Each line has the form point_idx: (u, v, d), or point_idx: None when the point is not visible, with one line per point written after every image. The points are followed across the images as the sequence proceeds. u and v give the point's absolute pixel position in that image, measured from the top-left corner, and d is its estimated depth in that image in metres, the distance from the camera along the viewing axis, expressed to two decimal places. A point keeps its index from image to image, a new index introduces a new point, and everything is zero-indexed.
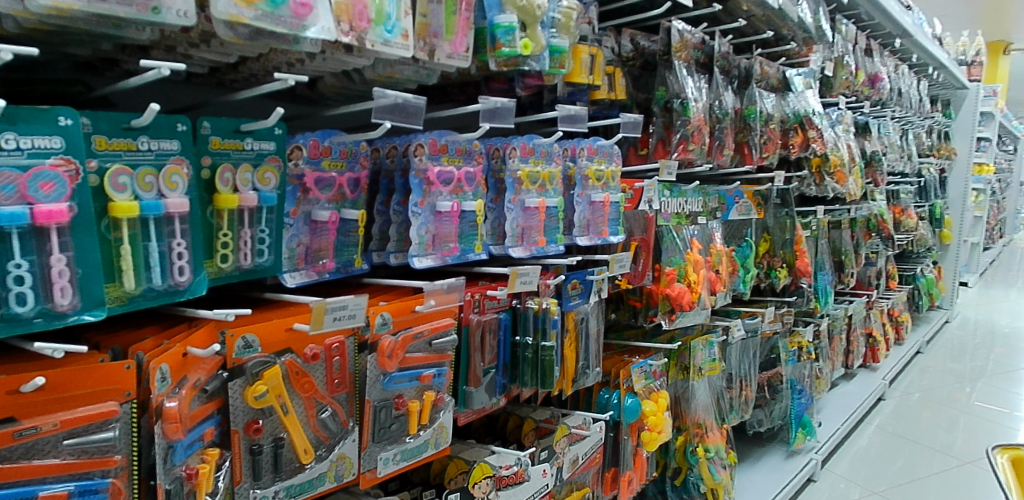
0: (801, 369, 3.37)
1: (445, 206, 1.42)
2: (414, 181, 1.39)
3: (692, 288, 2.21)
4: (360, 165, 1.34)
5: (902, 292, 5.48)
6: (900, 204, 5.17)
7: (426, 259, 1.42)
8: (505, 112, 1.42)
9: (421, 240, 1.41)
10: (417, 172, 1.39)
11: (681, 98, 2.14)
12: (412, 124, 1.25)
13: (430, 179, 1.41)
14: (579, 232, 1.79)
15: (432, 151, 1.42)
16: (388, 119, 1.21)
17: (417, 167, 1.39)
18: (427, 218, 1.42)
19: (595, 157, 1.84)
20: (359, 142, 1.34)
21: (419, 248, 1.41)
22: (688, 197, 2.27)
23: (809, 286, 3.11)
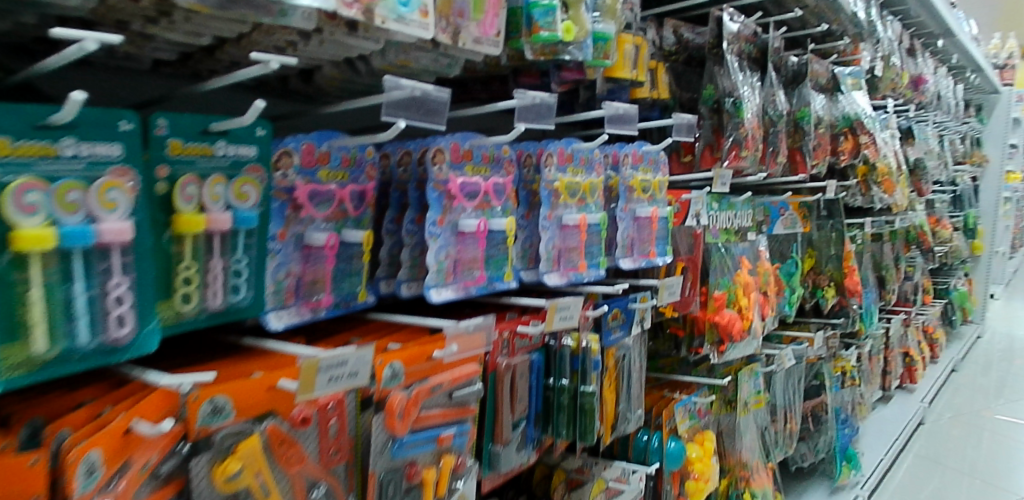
0: (845, 395, 3.09)
1: (470, 225, 1.16)
2: (433, 195, 1.13)
3: (743, 314, 1.94)
4: (366, 176, 1.09)
5: (937, 306, 5.19)
6: (937, 215, 4.89)
7: (447, 290, 1.16)
8: (544, 110, 1.16)
9: (441, 266, 1.15)
10: (436, 183, 1.14)
11: (734, 98, 1.87)
12: (432, 123, 0.98)
13: (452, 191, 1.15)
14: (623, 253, 1.52)
15: (454, 159, 1.16)
16: (404, 116, 0.94)
17: (436, 177, 1.14)
18: (449, 239, 1.16)
19: (640, 165, 1.57)
20: (365, 148, 1.09)
21: (438, 277, 1.15)
22: (738, 210, 2.00)
23: (858, 307, 2.83)
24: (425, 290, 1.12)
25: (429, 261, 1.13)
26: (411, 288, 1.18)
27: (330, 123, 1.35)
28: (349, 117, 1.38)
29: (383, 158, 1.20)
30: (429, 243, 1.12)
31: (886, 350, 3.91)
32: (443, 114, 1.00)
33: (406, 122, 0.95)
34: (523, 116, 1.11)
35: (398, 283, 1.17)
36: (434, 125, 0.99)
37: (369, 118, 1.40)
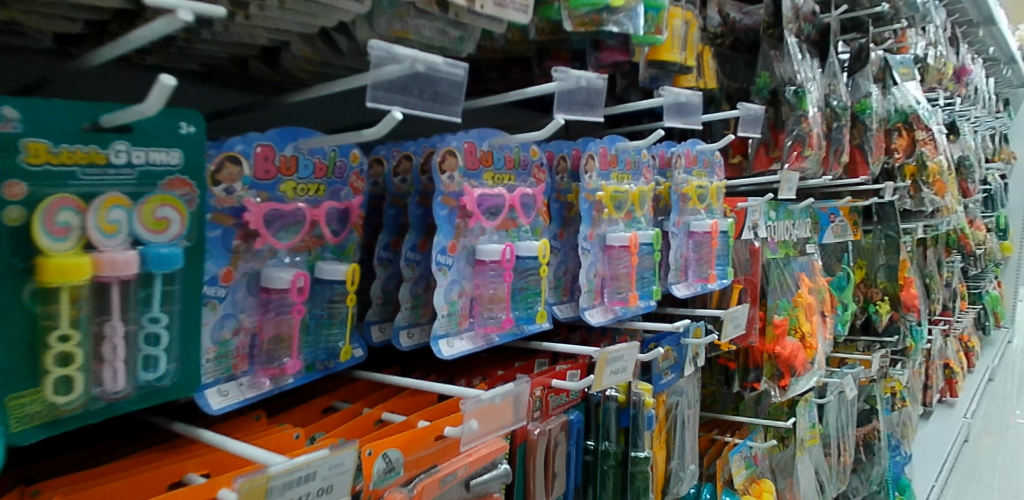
0: (897, 419, 2.78)
1: (493, 252, 0.86)
2: (442, 212, 0.85)
3: (806, 343, 1.64)
4: (349, 190, 0.80)
5: (975, 313, 4.86)
6: (974, 216, 4.56)
7: (463, 340, 0.87)
8: (590, 98, 0.88)
9: (455, 308, 0.87)
10: (445, 197, 0.85)
11: (796, 87, 1.57)
12: (443, 114, 0.68)
13: (467, 207, 0.86)
14: (675, 278, 1.23)
15: (468, 166, 0.88)
16: (400, 103, 0.64)
17: (445, 188, 0.85)
18: (463, 272, 0.88)
19: (694, 168, 1.30)
20: (348, 150, 0.80)
21: (451, 322, 0.86)
22: (798, 218, 1.70)
23: (914, 322, 2.52)
24: (430, 342, 0.83)
25: (437, 301, 0.85)
26: (412, 338, 0.88)
27: (305, 120, 1.08)
28: (327, 112, 1.11)
29: (373, 166, 0.91)
30: (436, 278, 0.84)
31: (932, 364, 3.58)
32: (459, 102, 0.70)
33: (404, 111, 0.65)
34: (561, 106, 0.84)
35: (395, 331, 0.87)
36: (446, 117, 0.69)
37: (357, 119, 1.14)
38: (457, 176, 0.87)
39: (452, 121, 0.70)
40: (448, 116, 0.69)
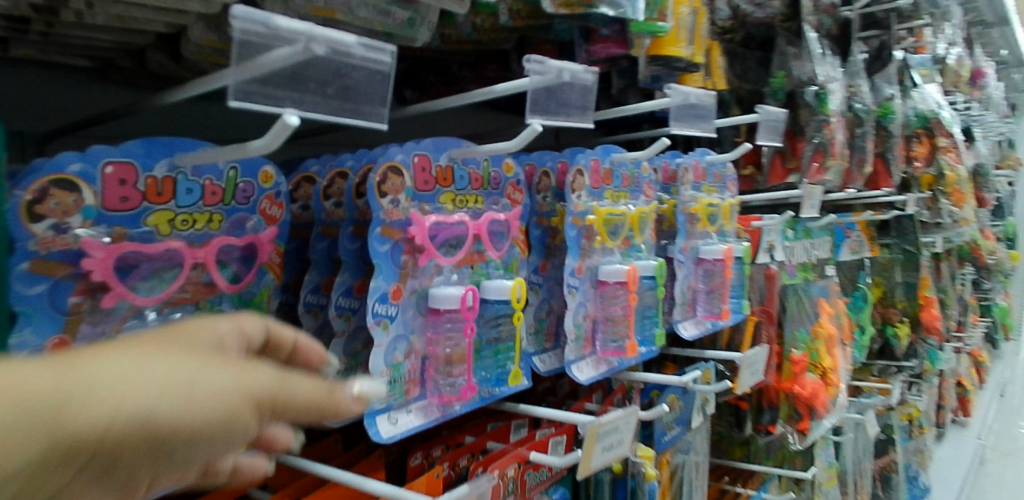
0: (915, 448, 2.56)
1: (451, 299, 0.68)
2: (381, 247, 0.66)
3: (827, 380, 1.45)
4: (257, 220, 0.62)
5: (989, 327, 4.63)
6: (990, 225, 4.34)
7: (411, 415, 0.68)
8: (576, 97, 0.68)
9: (400, 373, 0.67)
10: (385, 228, 0.66)
11: (818, 87, 1.37)
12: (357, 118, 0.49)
13: (416, 241, 0.67)
14: (681, 315, 1.04)
15: (419, 187, 0.69)
16: (288, 103, 0.45)
17: (385, 216, 0.66)
18: (413, 323, 0.69)
19: (703, 183, 1.10)
20: (257, 170, 0.62)
21: (395, 393, 0.67)
22: (817, 237, 1.50)
23: (935, 345, 2.29)
24: (363, 422, 0.64)
25: (376, 366, 0.65)
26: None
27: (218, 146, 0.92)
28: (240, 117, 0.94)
29: (300, 184, 0.72)
30: (374, 335, 0.65)
31: (949, 384, 3.32)
32: (383, 100, 0.51)
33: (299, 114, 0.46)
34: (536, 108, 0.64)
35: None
36: (361, 122, 0.50)
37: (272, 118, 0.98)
38: (403, 200, 0.67)
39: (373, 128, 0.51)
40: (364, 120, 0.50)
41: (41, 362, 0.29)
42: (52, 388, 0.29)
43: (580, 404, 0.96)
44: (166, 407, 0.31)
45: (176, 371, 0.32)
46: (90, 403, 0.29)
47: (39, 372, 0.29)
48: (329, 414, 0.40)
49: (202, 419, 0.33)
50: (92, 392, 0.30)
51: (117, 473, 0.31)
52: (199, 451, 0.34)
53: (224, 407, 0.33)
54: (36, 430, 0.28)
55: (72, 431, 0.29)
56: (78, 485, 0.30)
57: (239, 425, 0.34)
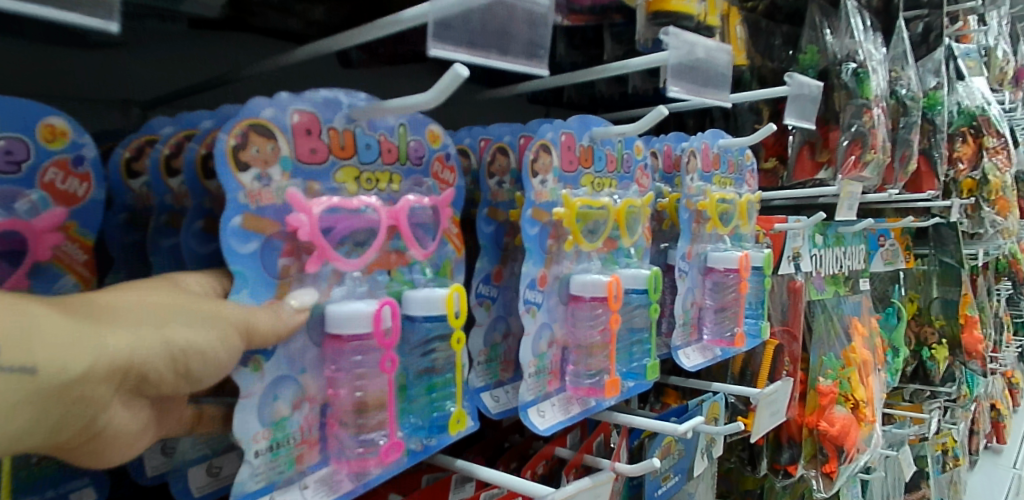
0: (953, 484, 2.28)
1: (361, 320, 0.48)
2: (247, 242, 0.46)
3: (860, 414, 1.21)
4: (38, 198, 0.46)
5: None
6: None
7: (306, 494, 0.48)
8: (518, 25, 0.52)
9: (286, 434, 0.48)
10: (248, 215, 0.46)
11: (857, 63, 1.16)
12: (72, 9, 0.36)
13: (303, 235, 0.48)
14: (682, 338, 0.83)
15: (303, 158, 0.50)
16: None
17: (248, 199, 0.46)
18: (303, 359, 0.49)
19: (715, 173, 0.89)
20: (33, 124, 0.46)
21: (282, 464, 0.48)
22: (851, 244, 1.27)
23: (976, 369, 1.97)
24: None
25: (246, 428, 0.46)
26: (216, 476, 0.52)
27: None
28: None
29: (142, 150, 0.54)
30: (240, 381, 0.45)
31: (984, 407, 2.96)
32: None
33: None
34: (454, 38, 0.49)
35: (177, 471, 0.50)
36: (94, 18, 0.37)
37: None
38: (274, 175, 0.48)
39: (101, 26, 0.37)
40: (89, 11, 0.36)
41: (56, 311, 0.34)
42: (80, 327, 0.34)
43: (550, 449, 0.73)
44: (164, 339, 0.37)
45: (166, 315, 0.38)
46: (109, 341, 0.34)
47: (62, 318, 0.33)
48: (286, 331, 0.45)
49: (201, 346, 0.39)
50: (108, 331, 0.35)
51: (136, 399, 0.37)
52: (196, 382, 0.39)
53: (218, 337, 0.40)
54: (75, 360, 0.33)
55: (100, 360, 0.34)
56: (108, 412, 0.36)
57: (227, 353, 0.40)
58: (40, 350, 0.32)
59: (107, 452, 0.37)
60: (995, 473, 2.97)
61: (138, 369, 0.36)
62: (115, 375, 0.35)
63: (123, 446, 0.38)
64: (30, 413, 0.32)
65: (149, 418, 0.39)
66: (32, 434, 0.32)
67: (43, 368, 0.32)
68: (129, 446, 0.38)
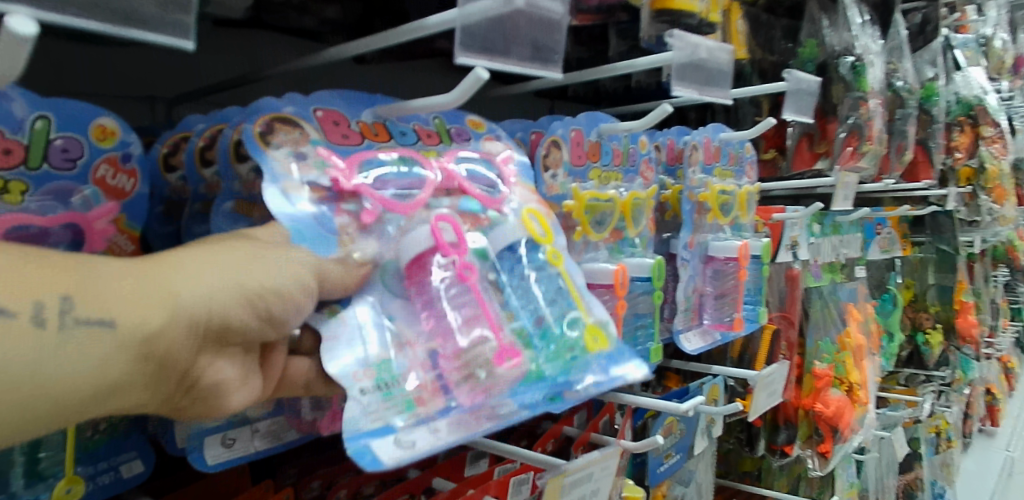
0: (947, 465, 2.33)
1: (421, 238, 0.50)
2: (305, 193, 0.49)
3: (854, 397, 1.26)
4: (90, 193, 0.50)
5: None
6: None
7: (431, 433, 0.46)
8: (533, 32, 0.55)
9: (393, 375, 0.47)
10: (288, 184, 0.49)
11: (855, 57, 1.19)
12: (145, 28, 0.38)
13: (341, 187, 0.50)
14: (683, 323, 0.87)
15: (334, 141, 0.54)
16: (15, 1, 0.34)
17: (286, 170, 0.49)
18: (390, 307, 0.49)
19: (716, 165, 0.92)
20: (85, 123, 0.49)
21: (398, 404, 0.46)
22: (847, 232, 1.31)
23: (970, 353, 2.01)
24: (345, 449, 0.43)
25: (344, 369, 0.45)
26: (230, 447, 0.53)
27: (132, 101, 0.76)
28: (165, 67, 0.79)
29: (178, 146, 0.57)
30: (319, 326, 0.46)
31: (980, 391, 3.01)
32: (183, 5, 0.39)
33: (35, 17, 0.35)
34: (473, 47, 0.52)
35: (193, 438, 0.51)
36: (162, 37, 0.39)
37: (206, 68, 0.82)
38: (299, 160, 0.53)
39: (174, 43, 0.39)
40: (160, 31, 0.39)
41: (130, 270, 0.37)
42: (153, 282, 0.37)
43: (558, 428, 0.78)
44: (239, 288, 0.39)
45: (238, 266, 0.40)
46: (182, 293, 0.37)
47: (138, 278, 0.37)
48: (353, 280, 0.47)
49: (276, 288, 0.41)
50: (182, 284, 0.37)
51: (226, 346, 0.40)
52: (277, 325, 0.42)
53: (293, 281, 0.42)
54: (152, 313, 0.36)
55: (178, 311, 0.36)
56: (197, 360, 0.38)
57: (303, 295, 0.42)
58: (117, 305, 0.35)
59: (207, 398, 0.40)
60: (989, 455, 3.03)
61: (218, 318, 0.38)
62: (196, 325, 0.37)
63: (223, 392, 0.40)
64: (121, 364, 0.35)
65: (250, 364, 0.42)
66: (129, 383, 0.36)
67: (122, 320, 0.35)
68: (229, 392, 0.41)
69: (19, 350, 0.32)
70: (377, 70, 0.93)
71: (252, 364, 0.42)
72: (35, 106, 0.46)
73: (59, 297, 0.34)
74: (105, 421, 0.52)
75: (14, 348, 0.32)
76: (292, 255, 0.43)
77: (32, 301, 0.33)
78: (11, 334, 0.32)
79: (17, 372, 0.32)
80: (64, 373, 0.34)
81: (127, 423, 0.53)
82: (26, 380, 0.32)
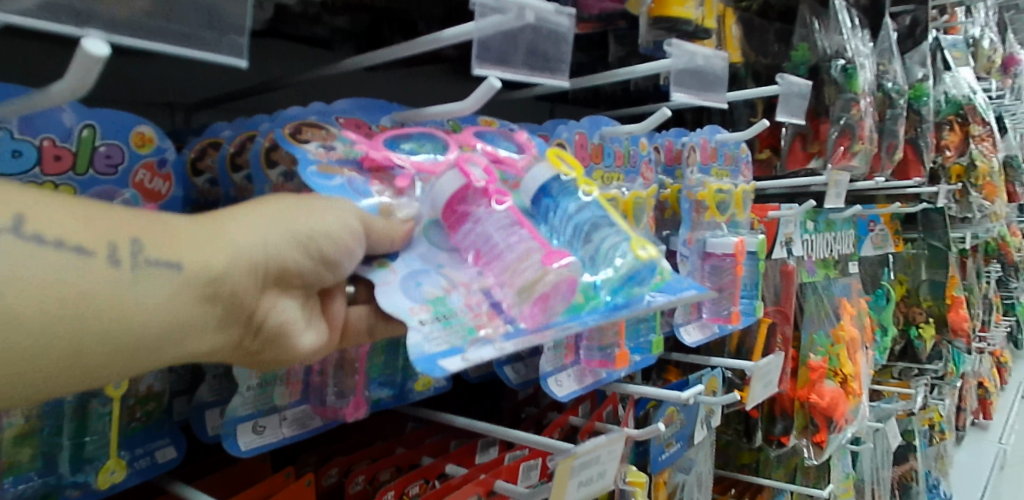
0: (941, 458, 2.36)
1: (452, 177, 0.52)
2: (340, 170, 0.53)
3: (848, 388, 1.30)
4: (130, 196, 0.51)
5: None
6: None
7: (498, 349, 0.45)
8: (541, 44, 0.60)
9: (448, 307, 0.48)
10: (322, 166, 0.53)
11: (846, 60, 1.23)
12: (197, 47, 0.41)
13: (372, 158, 0.55)
14: (683, 317, 0.91)
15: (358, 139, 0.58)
16: (93, 25, 0.38)
17: (318, 156, 0.53)
18: (437, 257, 0.51)
19: (713, 165, 0.96)
20: (127, 131, 0.50)
21: (459, 329, 0.46)
22: (839, 229, 1.35)
23: (962, 347, 2.05)
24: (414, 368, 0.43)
25: (399, 305, 0.47)
26: (261, 434, 0.55)
27: (154, 108, 0.80)
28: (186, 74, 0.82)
29: (205, 151, 0.58)
30: (369, 275, 0.48)
31: (971, 385, 3.05)
32: (238, 28, 0.43)
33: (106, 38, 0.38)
34: (486, 57, 0.56)
35: (227, 425, 0.54)
36: (213, 53, 0.42)
37: (219, 76, 0.85)
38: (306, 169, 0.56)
39: (226, 61, 0.43)
40: (212, 49, 0.42)
41: (190, 222, 0.40)
42: (210, 231, 0.40)
43: (564, 418, 0.82)
44: (290, 233, 0.43)
45: (286, 215, 0.43)
46: (239, 239, 0.41)
47: (198, 227, 0.40)
48: (399, 233, 0.50)
49: (324, 231, 0.44)
50: (237, 231, 0.41)
51: (284, 286, 0.43)
52: (328, 266, 0.45)
53: (340, 223, 0.45)
54: (214, 256, 0.39)
55: (236, 256, 0.40)
56: (258, 300, 0.42)
57: (352, 238, 0.45)
58: (183, 250, 0.38)
59: (271, 338, 0.43)
60: (981, 447, 3.07)
61: (273, 260, 0.42)
62: (255, 268, 0.41)
63: (285, 331, 0.44)
64: (191, 302, 0.38)
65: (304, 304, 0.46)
66: (198, 320, 0.39)
67: (187, 262, 0.38)
68: (291, 332, 0.44)
69: (101, 286, 0.35)
70: (386, 76, 0.96)
71: (311, 309, 0.46)
72: (83, 115, 0.48)
73: (130, 239, 0.36)
74: (141, 410, 0.53)
75: (97, 284, 0.35)
76: (335, 201, 0.47)
77: (108, 242, 0.36)
78: (93, 272, 0.35)
79: (101, 308, 0.35)
80: (141, 309, 0.36)
81: (160, 412, 0.55)
82: (109, 312, 0.35)
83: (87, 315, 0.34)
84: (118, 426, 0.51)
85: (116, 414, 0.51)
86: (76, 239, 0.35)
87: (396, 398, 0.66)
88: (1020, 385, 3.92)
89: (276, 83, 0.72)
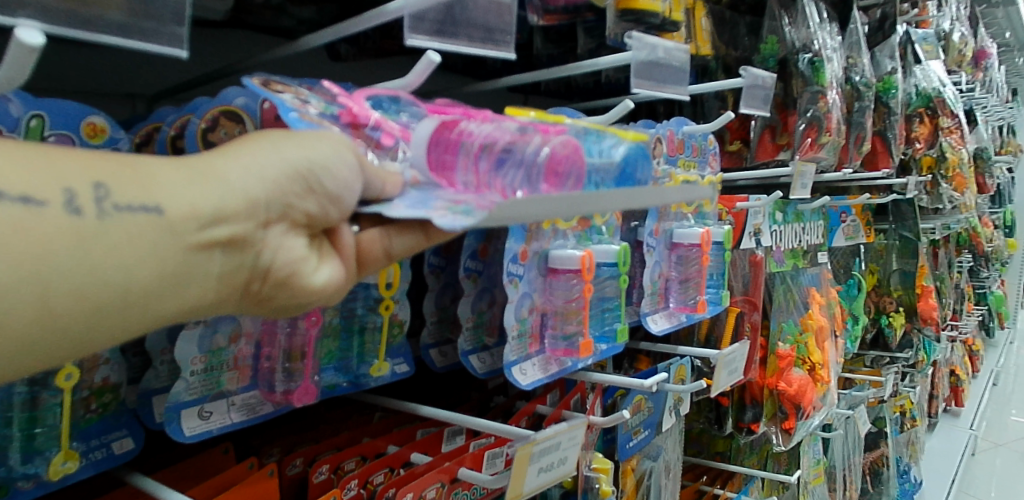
0: (913, 446, 2.40)
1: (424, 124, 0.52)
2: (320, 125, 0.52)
3: (815, 376, 1.32)
4: None
5: (1001, 317, 4.35)
6: (1002, 215, 4.07)
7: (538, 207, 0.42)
8: (483, 16, 0.61)
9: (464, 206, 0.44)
10: (301, 114, 0.52)
11: (813, 54, 1.24)
12: (137, 36, 0.42)
13: (354, 117, 0.55)
14: (650, 306, 0.92)
15: None
16: (26, 13, 0.38)
17: (295, 106, 0.52)
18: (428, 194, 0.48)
19: (680, 157, 0.98)
20: (76, 121, 0.50)
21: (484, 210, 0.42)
22: (807, 220, 1.37)
23: (930, 336, 2.08)
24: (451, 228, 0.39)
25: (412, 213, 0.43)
26: (207, 419, 0.56)
27: (114, 98, 0.81)
28: (147, 64, 0.82)
29: (151, 136, 0.58)
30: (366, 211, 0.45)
31: (943, 372, 3.10)
32: (176, 17, 0.43)
33: (43, 30, 0.39)
34: (424, 27, 0.57)
35: (169, 409, 0.55)
36: (151, 43, 0.42)
37: (184, 67, 0.85)
38: None
39: (168, 51, 0.43)
40: (151, 39, 0.43)
41: (172, 164, 0.39)
42: (195, 169, 0.39)
43: (532, 406, 0.83)
44: (283, 166, 0.41)
45: (277, 146, 0.42)
46: (228, 178, 0.40)
47: (178, 167, 0.39)
48: (391, 178, 0.47)
49: (317, 160, 0.42)
50: (225, 168, 0.40)
51: (287, 225, 0.42)
52: (333, 201, 0.43)
53: (339, 155, 0.43)
54: (200, 195, 0.38)
55: (224, 194, 0.39)
56: (260, 241, 0.41)
57: (350, 172, 0.43)
58: (162, 191, 0.37)
59: (282, 282, 0.43)
60: (954, 434, 3.11)
61: (271, 197, 0.41)
62: (253, 204, 0.40)
63: (296, 272, 0.43)
64: (178, 245, 0.38)
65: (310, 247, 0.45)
66: (190, 264, 0.38)
67: (167, 204, 0.37)
68: (302, 273, 0.44)
69: (61, 237, 0.34)
70: (353, 66, 0.97)
71: (316, 248, 0.45)
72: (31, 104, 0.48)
73: (93, 184, 0.36)
74: (96, 401, 0.54)
75: (56, 235, 0.34)
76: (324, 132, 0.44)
77: (63, 189, 0.35)
78: (50, 222, 0.34)
79: (68, 260, 0.35)
80: (118, 260, 0.36)
81: (117, 404, 0.55)
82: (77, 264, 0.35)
83: (51, 267, 0.34)
84: (69, 417, 0.51)
85: (67, 405, 0.51)
86: (19, 189, 0.34)
87: (351, 385, 0.66)
88: (991, 372, 3.99)
89: (237, 70, 0.72)
